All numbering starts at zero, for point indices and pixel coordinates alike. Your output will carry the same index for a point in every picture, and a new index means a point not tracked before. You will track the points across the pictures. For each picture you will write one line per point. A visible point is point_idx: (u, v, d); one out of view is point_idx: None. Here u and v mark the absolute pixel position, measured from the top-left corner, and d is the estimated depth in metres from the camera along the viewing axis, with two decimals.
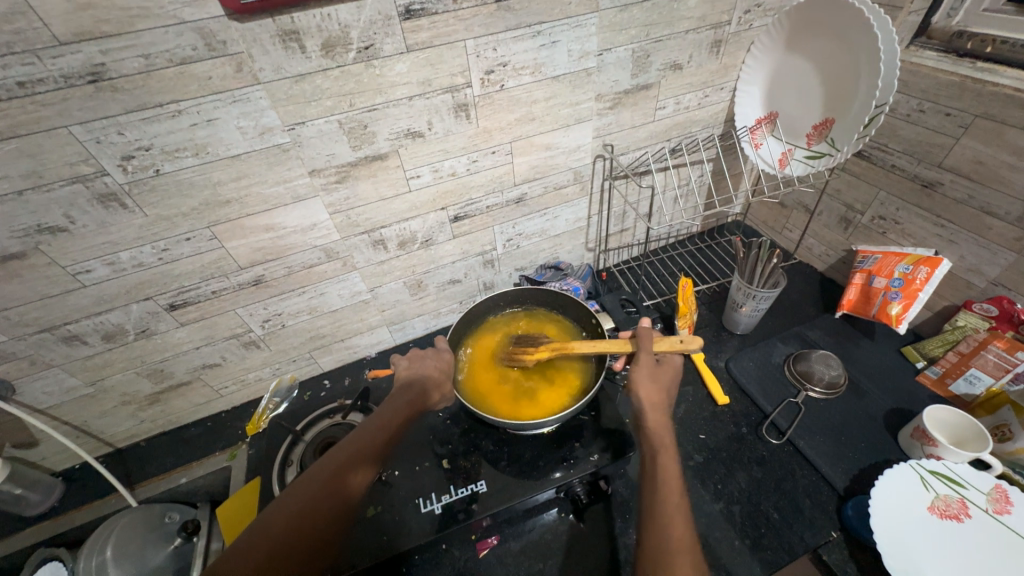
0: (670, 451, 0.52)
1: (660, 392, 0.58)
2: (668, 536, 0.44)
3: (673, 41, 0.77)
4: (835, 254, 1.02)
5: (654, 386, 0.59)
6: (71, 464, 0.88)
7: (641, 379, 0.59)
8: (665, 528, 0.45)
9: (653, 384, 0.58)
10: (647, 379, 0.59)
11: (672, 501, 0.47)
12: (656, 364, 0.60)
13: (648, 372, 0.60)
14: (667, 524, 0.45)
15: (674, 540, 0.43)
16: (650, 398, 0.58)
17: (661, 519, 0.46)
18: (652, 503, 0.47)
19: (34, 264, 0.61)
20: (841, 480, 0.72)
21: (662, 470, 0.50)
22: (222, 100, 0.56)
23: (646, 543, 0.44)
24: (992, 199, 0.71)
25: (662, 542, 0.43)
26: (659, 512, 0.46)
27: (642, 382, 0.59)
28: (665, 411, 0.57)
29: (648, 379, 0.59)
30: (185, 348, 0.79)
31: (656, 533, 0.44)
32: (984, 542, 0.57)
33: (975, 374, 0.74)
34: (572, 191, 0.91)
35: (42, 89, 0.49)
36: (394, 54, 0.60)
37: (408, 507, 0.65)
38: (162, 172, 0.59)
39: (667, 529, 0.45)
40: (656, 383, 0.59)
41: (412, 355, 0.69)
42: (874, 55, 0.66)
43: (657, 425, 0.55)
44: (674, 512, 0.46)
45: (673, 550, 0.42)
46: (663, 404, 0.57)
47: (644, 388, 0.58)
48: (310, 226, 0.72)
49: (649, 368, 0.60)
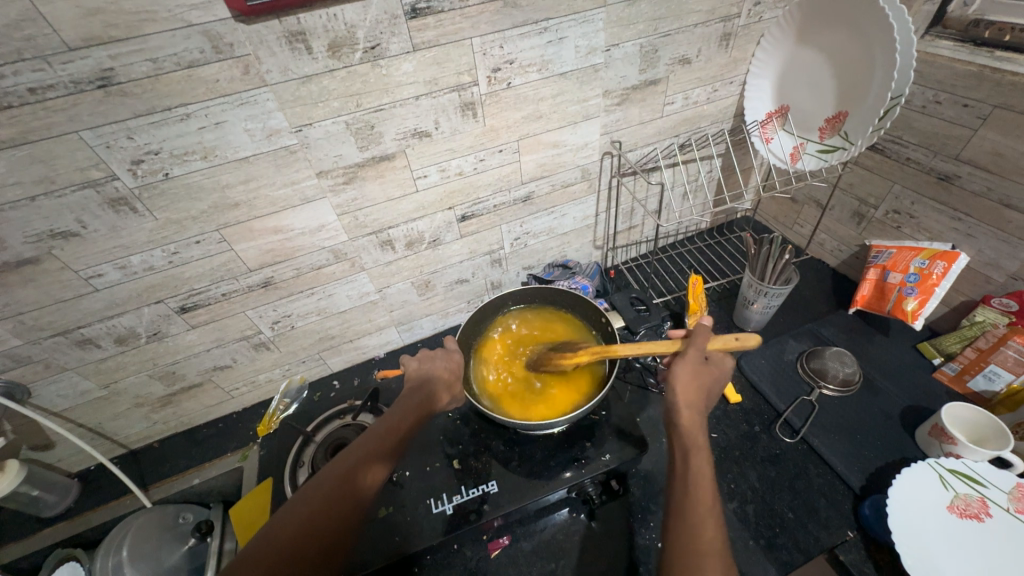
0: (703, 450, 0.49)
1: (696, 388, 0.55)
2: (696, 539, 0.41)
3: (681, 35, 0.76)
4: (848, 250, 1.00)
5: (693, 383, 0.55)
6: (86, 466, 0.89)
7: (681, 375, 0.56)
8: (693, 530, 0.42)
9: (693, 381, 0.56)
10: (688, 375, 0.56)
11: (705, 503, 0.44)
12: (702, 361, 0.57)
13: (689, 368, 0.56)
14: (697, 527, 0.42)
15: (702, 543, 0.41)
16: (686, 394, 0.55)
17: (690, 520, 0.43)
18: (681, 502, 0.45)
19: (47, 269, 0.61)
20: (857, 479, 0.71)
21: (694, 470, 0.47)
22: (230, 102, 0.56)
23: (674, 544, 0.42)
24: (1012, 192, 0.70)
25: (690, 544, 0.41)
26: (688, 513, 0.44)
27: (680, 377, 0.56)
28: (700, 409, 0.54)
29: (688, 376, 0.56)
30: (196, 350, 0.80)
31: (683, 534, 0.42)
32: (1006, 542, 0.56)
33: (994, 370, 0.73)
34: (580, 188, 0.91)
35: (52, 95, 0.49)
36: (401, 53, 0.60)
37: (420, 507, 0.65)
38: (171, 176, 0.59)
39: (696, 530, 0.42)
40: (695, 380, 0.56)
41: (422, 355, 0.68)
42: (889, 48, 0.65)
43: (691, 422, 0.52)
44: (704, 512, 0.43)
45: (702, 554, 0.40)
46: (698, 402, 0.54)
47: (682, 383, 0.55)
48: (318, 227, 0.72)
49: (690, 363, 0.57)
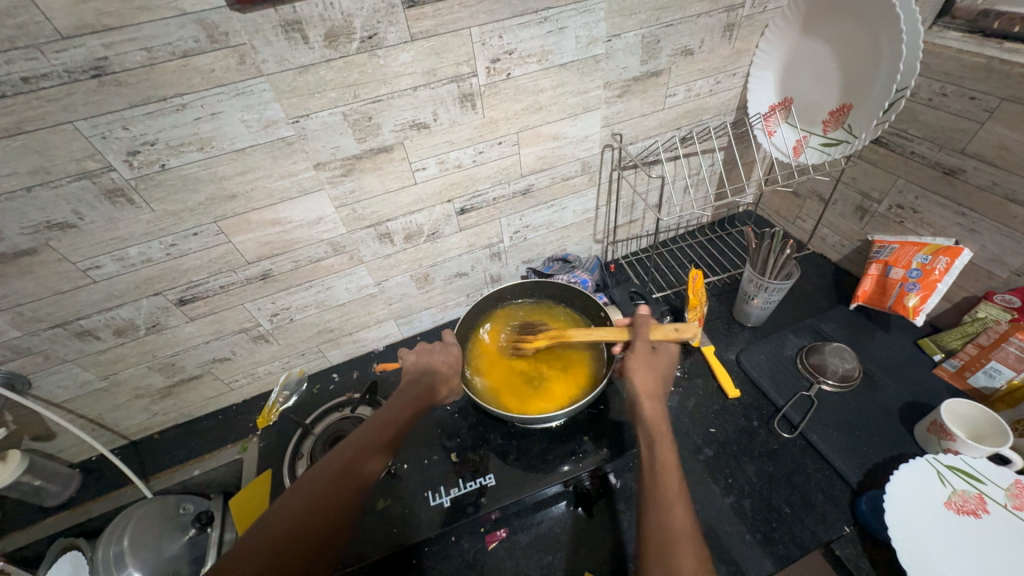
0: (667, 439, 0.53)
1: (653, 379, 0.60)
2: (669, 524, 0.45)
3: (684, 25, 0.75)
4: (850, 245, 1.00)
5: (650, 374, 0.60)
6: (87, 456, 0.90)
7: (635, 368, 0.60)
8: (665, 515, 0.45)
9: (649, 371, 0.60)
10: (642, 367, 0.60)
11: (673, 489, 0.48)
12: (651, 351, 0.62)
13: (642, 360, 0.61)
14: (669, 513, 0.46)
15: (674, 527, 0.44)
16: (646, 387, 0.59)
17: (662, 507, 0.46)
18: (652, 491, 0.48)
19: (44, 260, 0.61)
20: (854, 474, 0.71)
21: (661, 459, 0.51)
22: (227, 93, 0.55)
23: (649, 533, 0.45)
24: (1017, 186, 0.69)
25: (664, 530, 0.44)
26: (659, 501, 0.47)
27: (637, 370, 0.60)
28: (660, 399, 0.58)
29: (644, 368, 0.60)
30: (195, 342, 0.80)
31: (658, 522, 0.45)
32: (1000, 538, 0.56)
33: (995, 367, 0.72)
34: (581, 181, 0.90)
35: (46, 85, 0.49)
36: (398, 43, 0.59)
37: (418, 499, 0.66)
38: (167, 167, 0.59)
39: (668, 516, 0.45)
40: (652, 371, 0.60)
41: (419, 349, 0.68)
42: (895, 39, 0.64)
43: (653, 413, 0.56)
44: (675, 499, 0.47)
45: (675, 539, 0.43)
46: (657, 393, 0.59)
47: (641, 376, 0.59)
48: (316, 219, 0.72)
49: (641, 355, 0.61)
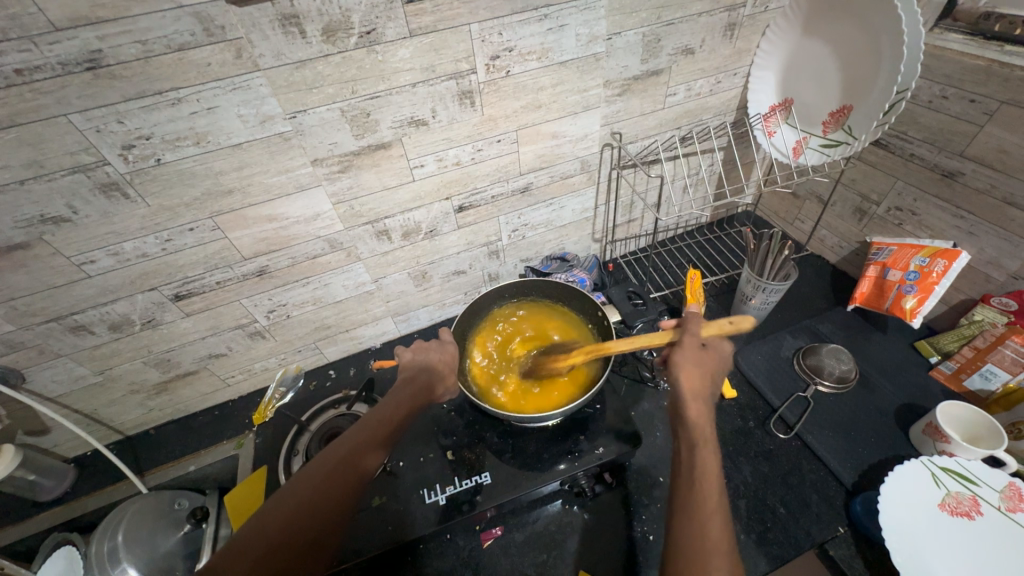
0: (710, 444, 0.49)
1: (701, 376, 0.55)
2: (703, 536, 0.41)
3: (685, 24, 0.74)
4: (848, 246, 1.00)
5: (697, 371, 0.55)
6: (82, 451, 0.90)
7: (683, 363, 0.55)
8: (700, 524, 0.42)
9: (698, 369, 0.55)
10: (691, 362, 0.55)
11: (711, 499, 0.44)
12: (702, 348, 0.57)
13: (691, 355, 0.56)
14: (705, 524, 0.42)
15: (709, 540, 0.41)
16: (693, 384, 0.54)
17: (697, 516, 0.43)
18: (686, 498, 0.44)
19: (38, 254, 0.60)
20: (849, 475, 0.71)
21: (703, 466, 0.46)
22: (223, 87, 0.55)
23: (679, 542, 0.42)
24: (1016, 189, 0.69)
25: (696, 540, 0.41)
26: (696, 511, 0.43)
27: (683, 365, 0.55)
28: (706, 399, 0.53)
29: (689, 365, 0.55)
30: (191, 338, 0.79)
31: (692, 531, 0.42)
32: (993, 540, 0.56)
33: (991, 370, 0.73)
34: (580, 180, 0.90)
35: (40, 77, 0.48)
36: (397, 39, 0.58)
37: (413, 497, 0.66)
38: (163, 161, 0.58)
39: (704, 530, 0.42)
40: (699, 368, 0.55)
41: (416, 346, 0.68)
42: (897, 39, 0.64)
43: (697, 413, 0.51)
44: (711, 510, 0.43)
45: (709, 553, 0.40)
46: (703, 391, 0.54)
47: (686, 372, 0.54)
48: (313, 216, 0.72)
49: (689, 350, 0.56)
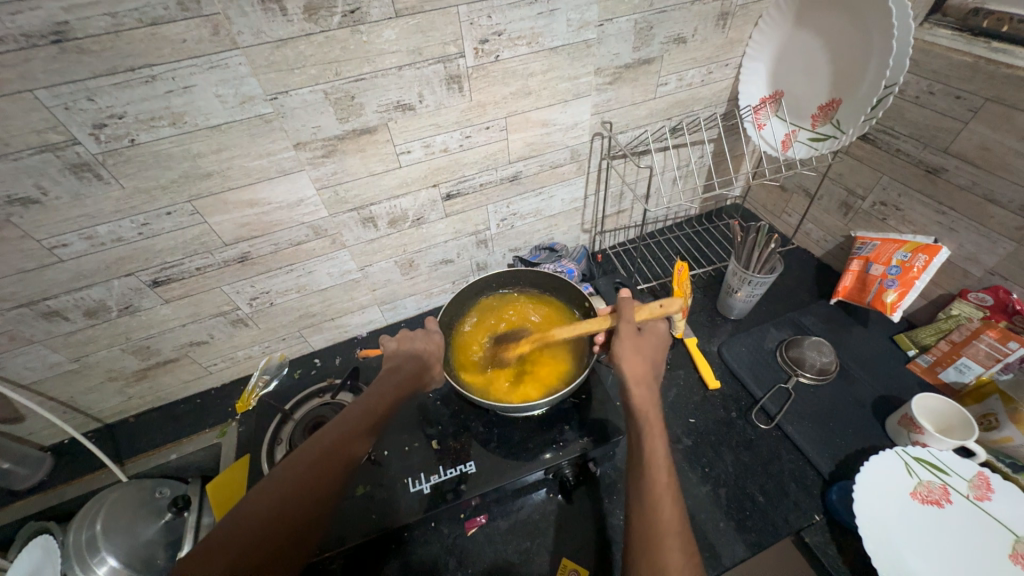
0: (656, 429, 0.49)
1: (642, 362, 0.55)
2: (654, 519, 0.42)
3: (678, 13, 0.73)
4: (833, 240, 1.01)
5: (637, 358, 0.56)
6: (59, 439, 0.88)
7: (624, 352, 0.56)
8: (651, 509, 0.43)
9: (637, 355, 0.56)
10: (630, 350, 0.56)
11: (660, 482, 0.44)
12: (637, 332, 0.58)
13: (629, 344, 0.57)
14: (654, 506, 0.43)
15: (662, 523, 0.41)
16: (636, 370, 0.54)
17: (648, 503, 0.43)
18: (637, 487, 0.45)
19: (6, 237, 0.58)
20: (826, 465, 0.73)
21: (649, 453, 0.47)
22: (200, 65, 0.53)
23: (633, 528, 0.42)
24: (997, 187, 0.70)
25: (647, 525, 0.42)
26: (644, 495, 0.44)
27: (624, 355, 0.56)
28: (651, 384, 0.54)
29: (630, 353, 0.56)
30: (171, 325, 0.78)
31: (643, 518, 0.42)
32: (961, 527, 0.58)
33: (965, 363, 0.74)
34: (569, 169, 0.89)
35: (1, 49, 0.46)
36: (382, 19, 0.57)
37: (398, 486, 0.66)
38: (137, 142, 0.56)
39: (653, 513, 0.42)
40: (639, 354, 0.56)
41: (401, 336, 0.66)
42: (886, 34, 0.64)
43: (641, 400, 0.52)
44: (661, 490, 0.44)
45: (662, 535, 0.41)
46: (647, 376, 0.54)
47: (627, 362, 0.55)
48: (296, 201, 0.70)
49: (628, 337, 0.57)
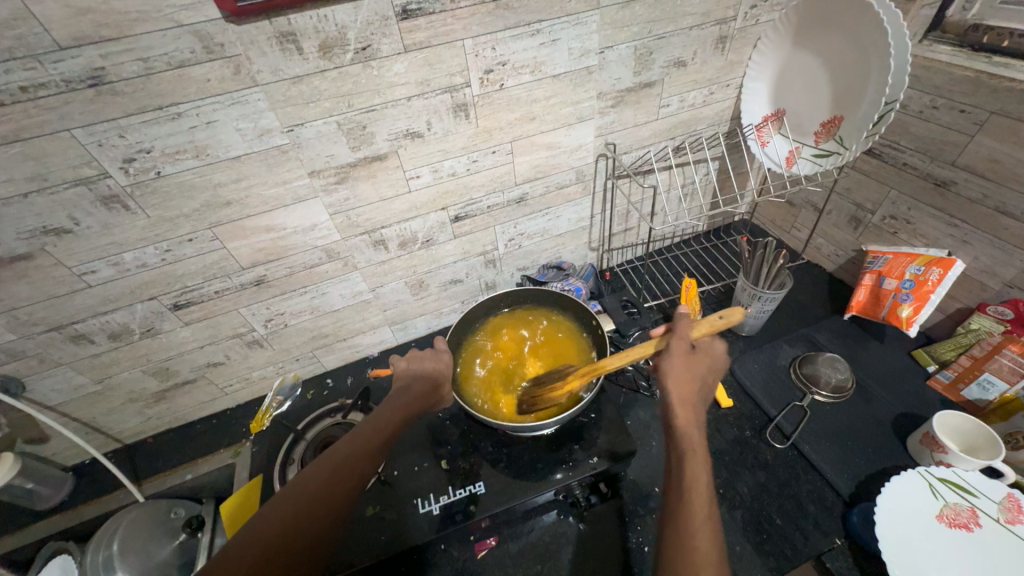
0: (699, 451, 0.48)
1: (691, 382, 0.53)
2: (691, 542, 0.41)
3: (677, 38, 0.76)
4: (844, 255, 1.00)
5: (685, 377, 0.53)
6: (80, 459, 0.90)
7: (674, 371, 0.54)
8: (688, 532, 0.42)
9: (687, 374, 0.54)
10: (680, 369, 0.54)
11: (698, 504, 0.44)
12: (691, 350, 0.55)
13: (680, 362, 0.54)
14: (692, 528, 0.42)
15: (698, 547, 0.41)
16: (683, 390, 0.52)
17: (685, 522, 0.42)
18: (676, 509, 0.44)
19: (40, 264, 0.62)
20: (846, 486, 0.71)
21: (690, 473, 0.46)
22: (222, 102, 0.56)
23: (667, 547, 0.42)
24: (1008, 199, 0.69)
25: (685, 546, 0.41)
26: (682, 516, 0.43)
27: (673, 374, 0.53)
28: (698, 406, 0.52)
29: (679, 371, 0.54)
30: (190, 347, 0.80)
31: (679, 538, 0.42)
32: (993, 554, 0.55)
33: (988, 379, 0.72)
34: (575, 190, 0.91)
35: (44, 93, 0.50)
36: (392, 54, 0.60)
37: (407, 507, 0.66)
38: (163, 174, 0.59)
39: (691, 534, 0.42)
40: (689, 375, 0.54)
41: (411, 355, 0.66)
42: (883, 53, 0.65)
43: (687, 421, 0.50)
44: (700, 514, 0.43)
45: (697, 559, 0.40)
46: (693, 399, 0.52)
47: (675, 380, 0.53)
48: (310, 226, 0.73)
49: (680, 356, 0.55)
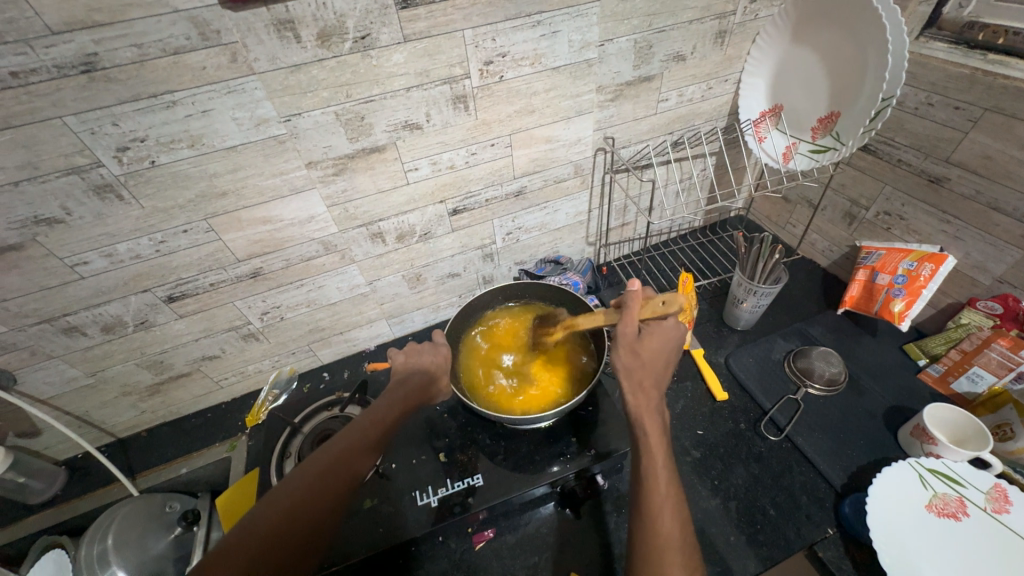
0: (656, 440, 0.47)
1: (643, 369, 0.50)
2: (656, 537, 0.41)
3: (677, 32, 0.76)
4: (839, 250, 1.01)
5: (640, 364, 0.51)
6: (73, 453, 0.89)
7: (625, 359, 0.51)
8: (652, 527, 0.42)
9: (639, 360, 0.51)
10: (631, 356, 0.51)
11: (661, 496, 0.44)
12: (640, 335, 0.52)
13: (630, 347, 0.51)
14: (657, 523, 0.42)
15: (663, 542, 0.41)
16: (635, 379, 0.50)
17: (649, 517, 0.43)
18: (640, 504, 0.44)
19: (31, 255, 0.61)
20: (839, 477, 0.72)
21: (650, 465, 0.45)
22: (218, 90, 0.55)
23: (635, 543, 0.42)
24: (1000, 196, 0.70)
25: (651, 542, 0.41)
26: (645, 510, 0.43)
27: (624, 362, 0.51)
28: (653, 391, 0.50)
29: (631, 358, 0.51)
30: (184, 340, 0.80)
31: (644, 535, 0.42)
32: (980, 541, 0.57)
33: (977, 372, 0.74)
34: (573, 184, 0.90)
35: (35, 79, 0.49)
36: (391, 44, 0.59)
37: (405, 499, 0.66)
38: (157, 164, 0.58)
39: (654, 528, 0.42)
40: (640, 363, 0.51)
41: (409, 349, 0.66)
42: (881, 48, 0.65)
43: (642, 409, 0.49)
44: (663, 507, 0.43)
45: (663, 554, 0.40)
46: (648, 384, 0.50)
47: (628, 369, 0.50)
48: (308, 218, 0.72)
49: (625, 344, 0.51)
